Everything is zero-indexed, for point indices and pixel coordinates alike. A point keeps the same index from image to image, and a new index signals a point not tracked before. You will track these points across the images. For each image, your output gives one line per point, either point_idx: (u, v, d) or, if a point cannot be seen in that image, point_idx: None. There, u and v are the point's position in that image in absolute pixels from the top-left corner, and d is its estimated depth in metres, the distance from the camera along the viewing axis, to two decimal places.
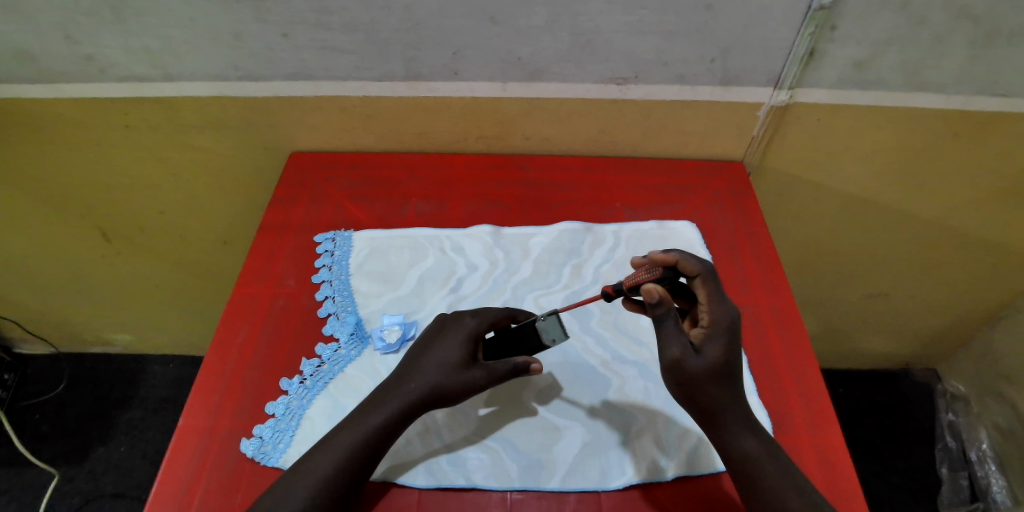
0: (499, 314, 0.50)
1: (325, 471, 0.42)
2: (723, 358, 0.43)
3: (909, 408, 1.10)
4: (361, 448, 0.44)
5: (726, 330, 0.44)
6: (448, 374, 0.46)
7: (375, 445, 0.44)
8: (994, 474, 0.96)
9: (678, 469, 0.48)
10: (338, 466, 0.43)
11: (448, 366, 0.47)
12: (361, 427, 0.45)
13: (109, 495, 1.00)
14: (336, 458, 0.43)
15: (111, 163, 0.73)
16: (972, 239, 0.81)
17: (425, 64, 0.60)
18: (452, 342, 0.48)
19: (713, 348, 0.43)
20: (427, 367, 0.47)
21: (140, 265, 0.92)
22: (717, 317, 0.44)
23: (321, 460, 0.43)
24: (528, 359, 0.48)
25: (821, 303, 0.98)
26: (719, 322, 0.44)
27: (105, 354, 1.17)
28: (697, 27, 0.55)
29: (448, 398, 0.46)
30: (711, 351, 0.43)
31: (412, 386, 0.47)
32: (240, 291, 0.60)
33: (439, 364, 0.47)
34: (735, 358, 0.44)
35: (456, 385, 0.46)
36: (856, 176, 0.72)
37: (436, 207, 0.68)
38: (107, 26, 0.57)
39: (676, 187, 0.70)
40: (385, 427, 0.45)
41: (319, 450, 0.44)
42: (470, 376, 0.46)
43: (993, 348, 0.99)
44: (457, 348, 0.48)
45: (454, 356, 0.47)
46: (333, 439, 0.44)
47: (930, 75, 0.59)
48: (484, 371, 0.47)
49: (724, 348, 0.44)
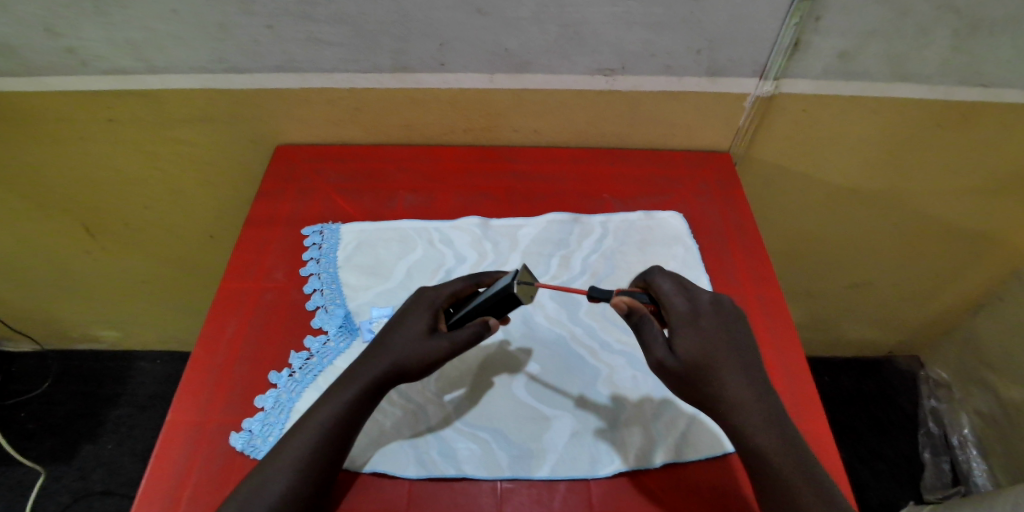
0: (460, 284, 0.50)
1: (302, 450, 0.42)
2: (698, 343, 0.42)
3: (894, 394, 1.12)
4: (335, 427, 0.44)
5: (687, 317, 0.43)
6: (411, 347, 0.46)
7: (348, 422, 0.44)
8: (975, 459, 1.01)
9: (666, 457, 0.49)
10: (314, 445, 0.43)
11: (412, 338, 0.47)
12: (333, 404, 0.45)
13: (97, 493, 0.99)
14: (311, 436, 0.43)
15: (94, 157, 0.72)
16: (954, 228, 0.83)
17: (413, 56, 0.60)
18: (415, 315, 0.49)
19: (686, 339, 0.42)
20: (391, 343, 0.47)
21: (126, 260, 0.91)
22: (676, 305, 0.44)
23: (297, 440, 0.43)
24: (487, 319, 0.47)
25: (807, 293, 1.00)
26: (679, 309, 0.44)
27: (91, 351, 1.15)
28: (684, 19, 0.55)
29: (412, 370, 0.46)
30: (685, 341, 0.42)
31: (378, 361, 0.46)
32: (228, 285, 0.60)
33: (404, 338, 0.47)
34: (716, 351, 0.42)
35: (419, 355, 0.46)
36: (841, 167, 0.73)
37: (425, 199, 0.68)
38: (88, 18, 0.56)
39: (664, 178, 0.70)
40: (356, 404, 0.45)
41: (295, 430, 0.44)
42: (435, 344, 0.46)
43: (975, 336, 1.01)
44: (421, 320, 0.48)
45: (418, 326, 0.48)
46: (307, 419, 0.44)
47: (913, 66, 0.59)
48: (447, 339, 0.46)
49: (694, 334, 0.42)
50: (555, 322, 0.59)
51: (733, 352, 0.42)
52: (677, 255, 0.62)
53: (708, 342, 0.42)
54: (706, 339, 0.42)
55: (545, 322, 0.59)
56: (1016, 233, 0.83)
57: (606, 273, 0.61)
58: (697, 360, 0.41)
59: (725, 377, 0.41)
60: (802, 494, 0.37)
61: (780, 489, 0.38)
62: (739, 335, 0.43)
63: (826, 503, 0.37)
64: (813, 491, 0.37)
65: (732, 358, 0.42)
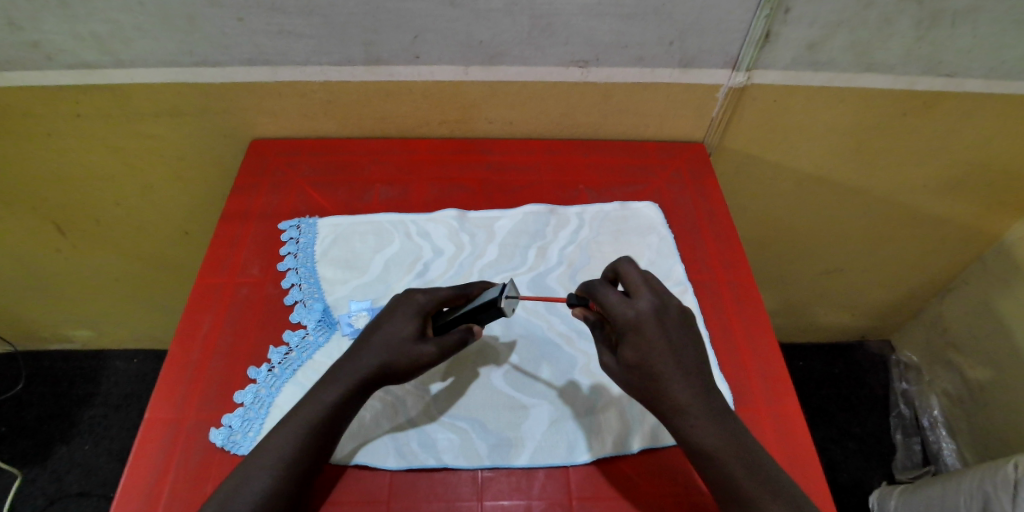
0: (449, 292, 0.50)
1: (283, 450, 0.42)
2: (637, 352, 0.42)
3: (863, 376, 1.15)
4: (318, 426, 0.44)
5: (629, 324, 0.43)
6: (398, 350, 0.47)
7: (332, 421, 0.44)
8: (944, 438, 1.04)
9: (642, 442, 0.50)
10: (295, 444, 0.43)
11: (399, 341, 0.47)
12: (317, 403, 0.45)
13: (74, 495, 0.98)
14: (293, 437, 0.43)
15: (60, 153, 0.71)
16: (919, 215, 0.86)
17: (385, 48, 0.59)
18: (402, 318, 0.48)
19: (627, 351, 0.43)
20: (377, 344, 0.47)
21: (97, 257, 0.89)
22: (618, 315, 0.44)
23: (278, 440, 0.43)
24: (472, 325, 0.49)
25: (781, 279, 1.02)
26: (621, 317, 0.44)
27: (64, 352, 1.13)
28: (654, 10, 0.56)
29: (398, 373, 0.47)
30: (626, 353, 0.43)
31: (364, 362, 0.46)
32: (203, 281, 0.59)
33: (391, 341, 0.47)
34: (656, 352, 0.42)
35: (405, 359, 0.46)
36: (811, 155, 0.75)
37: (400, 192, 0.68)
38: (51, 11, 0.55)
39: (638, 168, 0.71)
40: (340, 403, 0.45)
41: (276, 429, 0.44)
42: (422, 349, 0.46)
43: (942, 318, 1.04)
44: (408, 324, 0.48)
45: (405, 330, 0.47)
46: (288, 419, 0.44)
47: (879, 55, 0.61)
48: (434, 344, 0.47)
49: (636, 341, 0.43)
50: (532, 313, 0.59)
51: (671, 353, 0.42)
52: (651, 244, 0.63)
53: (651, 346, 0.42)
54: (645, 343, 0.42)
55: (523, 314, 0.59)
56: (978, 220, 0.86)
57: (583, 263, 0.62)
58: (637, 362, 0.42)
59: (672, 379, 0.42)
60: (765, 489, 0.38)
61: (747, 482, 0.39)
62: (680, 336, 0.43)
63: (780, 496, 0.38)
64: (771, 485, 0.39)
65: (673, 359, 0.42)
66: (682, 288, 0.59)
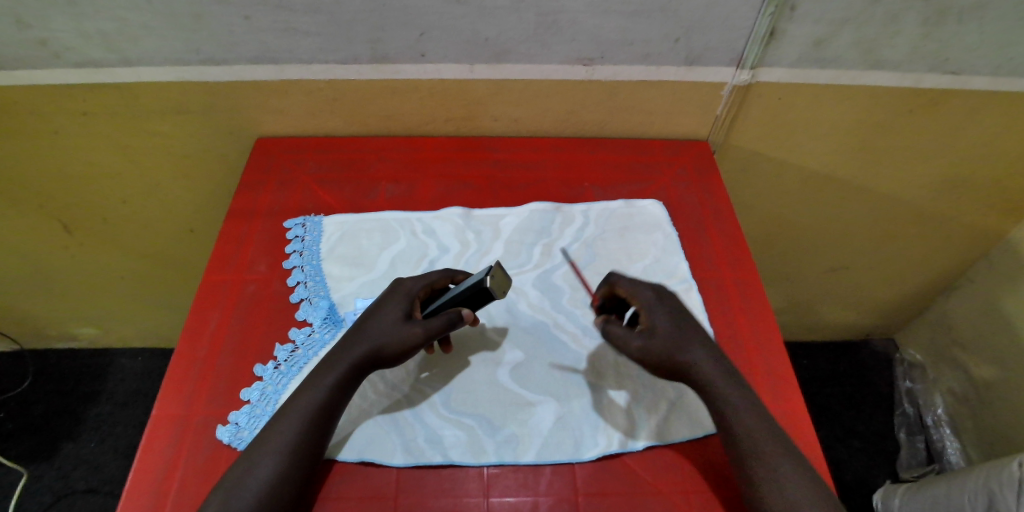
0: (436, 275, 0.52)
1: (287, 435, 0.43)
2: (667, 323, 0.47)
3: (867, 374, 1.15)
4: (319, 411, 0.44)
5: (653, 301, 0.49)
6: (388, 333, 0.47)
7: (331, 406, 0.45)
8: (948, 437, 1.05)
9: (649, 439, 0.50)
10: (299, 430, 0.43)
11: (389, 325, 0.48)
12: (316, 389, 0.45)
13: (80, 492, 0.98)
14: (296, 423, 0.43)
15: (66, 151, 0.71)
16: (924, 214, 0.86)
17: (391, 46, 0.60)
18: (392, 303, 0.49)
19: (659, 317, 0.48)
20: (368, 330, 0.48)
21: (103, 255, 0.89)
22: (641, 295, 0.50)
23: (281, 426, 0.43)
24: (461, 311, 0.47)
25: (786, 276, 1.02)
26: (643, 297, 0.49)
27: (70, 349, 1.13)
28: (660, 7, 0.56)
29: (391, 357, 0.47)
30: (659, 319, 0.48)
31: (355, 348, 0.47)
32: (209, 279, 0.59)
33: (381, 324, 0.48)
34: (681, 320, 0.48)
35: (396, 341, 0.47)
36: (816, 153, 0.75)
37: (406, 189, 0.68)
38: (58, 8, 0.55)
39: (643, 165, 0.71)
40: (339, 387, 0.46)
41: (279, 417, 0.44)
42: (410, 330, 0.47)
43: (947, 317, 1.04)
44: (397, 307, 0.49)
45: (394, 314, 0.48)
46: (291, 405, 0.44)
47: (885, 52, 0.61)
48: (422, 324, 0.47)
49: (658, 310, 0.48)
50: (538, 310, 0.59)
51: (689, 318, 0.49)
52: (657, 242, 0.63)
53: (675, 314, 0.48)
54: (671, 311, 0.49)
55: (528, 310, 0.59)
56: (983, 218, 0.86)
57: (588, 260, 0.62)
58: (669, 327, 0.47)
59: None
60: None
61: None
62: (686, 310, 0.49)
63: None
64: None
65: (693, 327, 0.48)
66: (687, 285, 0.59)
